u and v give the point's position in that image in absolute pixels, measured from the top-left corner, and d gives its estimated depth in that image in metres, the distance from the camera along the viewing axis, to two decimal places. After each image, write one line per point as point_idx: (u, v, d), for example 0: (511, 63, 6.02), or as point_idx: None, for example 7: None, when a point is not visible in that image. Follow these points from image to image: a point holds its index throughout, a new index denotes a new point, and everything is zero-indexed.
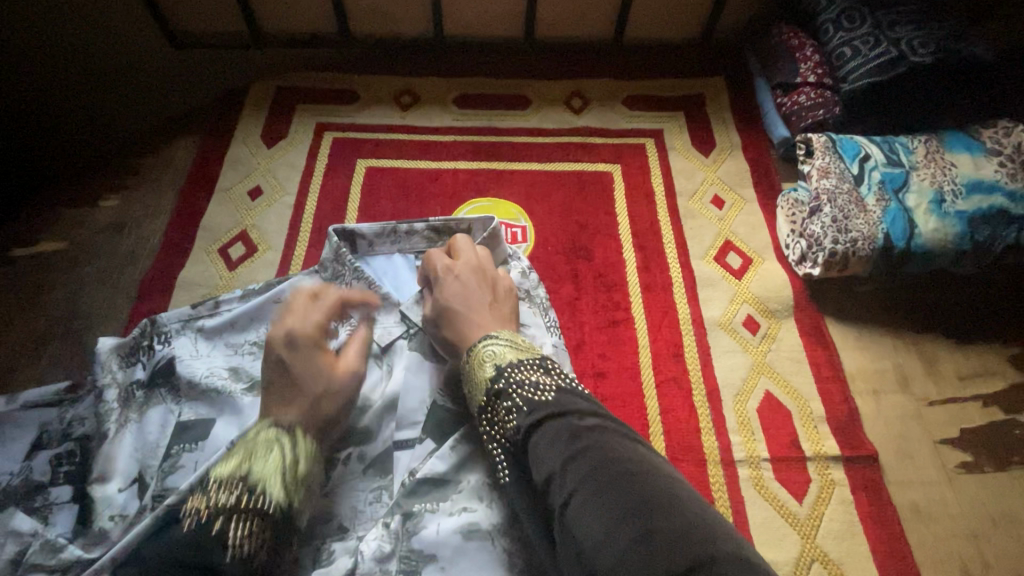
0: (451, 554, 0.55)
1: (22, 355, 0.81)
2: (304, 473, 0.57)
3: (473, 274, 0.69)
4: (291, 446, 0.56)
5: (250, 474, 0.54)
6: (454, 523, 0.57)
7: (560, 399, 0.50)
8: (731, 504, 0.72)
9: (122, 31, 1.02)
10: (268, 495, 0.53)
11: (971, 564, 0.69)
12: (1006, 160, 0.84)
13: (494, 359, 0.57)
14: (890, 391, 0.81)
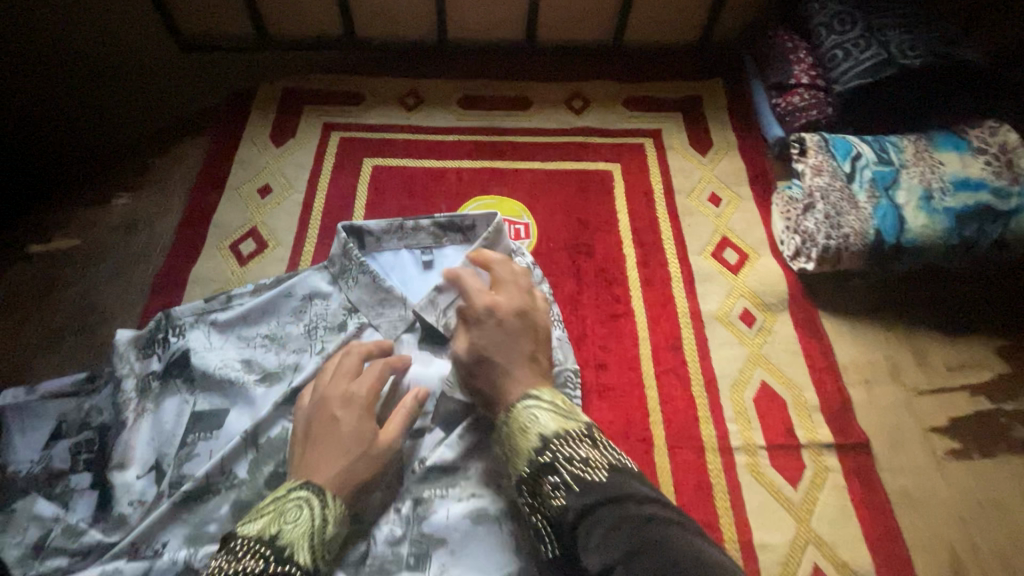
0: (458, 532, 0.67)
1: (38, 347, 0.83)
2: (331, 536, 0.58)
3: (517, 321, 0.67)
4: (322, 508, 0.59)
5: (279, 538, 0.55)
6: (461, 506, 0.68)
7: (612, 480, 0.48)
8: (729, 489, 0.74)
9: (127, 34, 1.05)
10: (295, 561, 0.54)
11: (960, 546, 0.72)
12: (994, 158, 0.86)
13: (537, 427, 0.54)
14: (881, 381, 0.83)
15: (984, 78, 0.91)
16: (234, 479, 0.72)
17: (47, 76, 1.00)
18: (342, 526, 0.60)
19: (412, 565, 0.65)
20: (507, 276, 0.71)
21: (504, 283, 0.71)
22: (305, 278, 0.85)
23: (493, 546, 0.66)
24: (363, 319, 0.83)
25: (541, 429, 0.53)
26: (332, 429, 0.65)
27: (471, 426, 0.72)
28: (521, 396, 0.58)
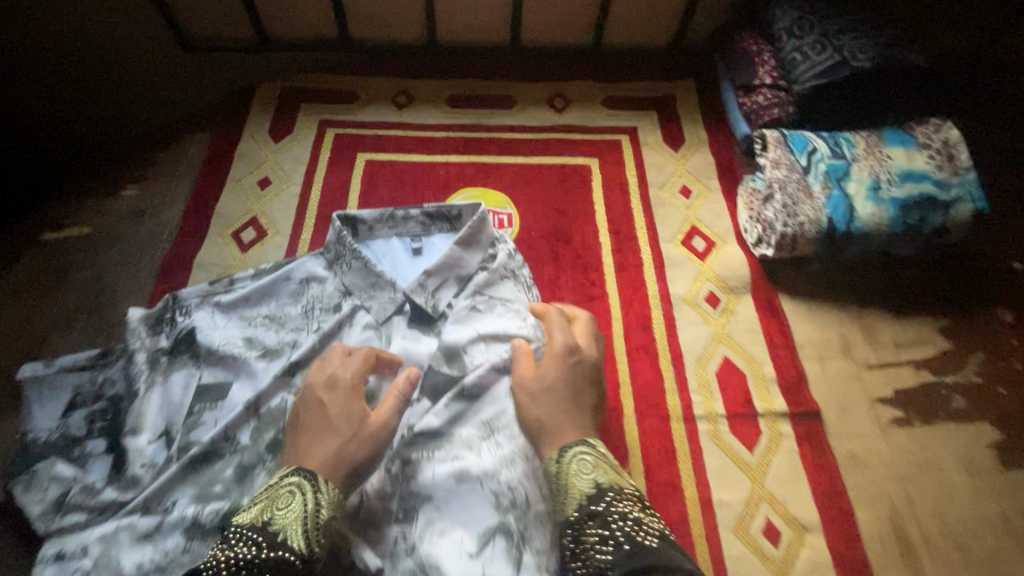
0: (442, 490, 0.73)
1: (54, 327, 0.89)
2: (325, 520, 0.62)
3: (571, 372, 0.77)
4: (314, 493, 0.63)
5: (270, 524, 0.60)
6: (444, 467, 0.74)
7: (659, 547, 0.57)
8: (691, 453, 0.81)
9: (125, 37, 1.08)
10: (287, 546, 0.59)
11: (900, 503, 0.79)
12: (936, 153, 0.94)
13: (592, 475, 0.66)
14: (834, 357, 0.91)
15: (929, 79, 0.99)
16: (237, 444, 0.78)
17: (40, 74, 1.01)
18: (337, 511, 0.64)
19: (401, 519, 0.72)
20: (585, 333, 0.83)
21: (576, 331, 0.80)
22: (303, 263, 0.92)
23: (472, 503, 0.72)
24: (357, 300, 0.89)
25: (596, 478, 0.65)
26: (326, 414, 0.70)
27: (455, 396, 0.79)
28: (576, 442, 0.70)
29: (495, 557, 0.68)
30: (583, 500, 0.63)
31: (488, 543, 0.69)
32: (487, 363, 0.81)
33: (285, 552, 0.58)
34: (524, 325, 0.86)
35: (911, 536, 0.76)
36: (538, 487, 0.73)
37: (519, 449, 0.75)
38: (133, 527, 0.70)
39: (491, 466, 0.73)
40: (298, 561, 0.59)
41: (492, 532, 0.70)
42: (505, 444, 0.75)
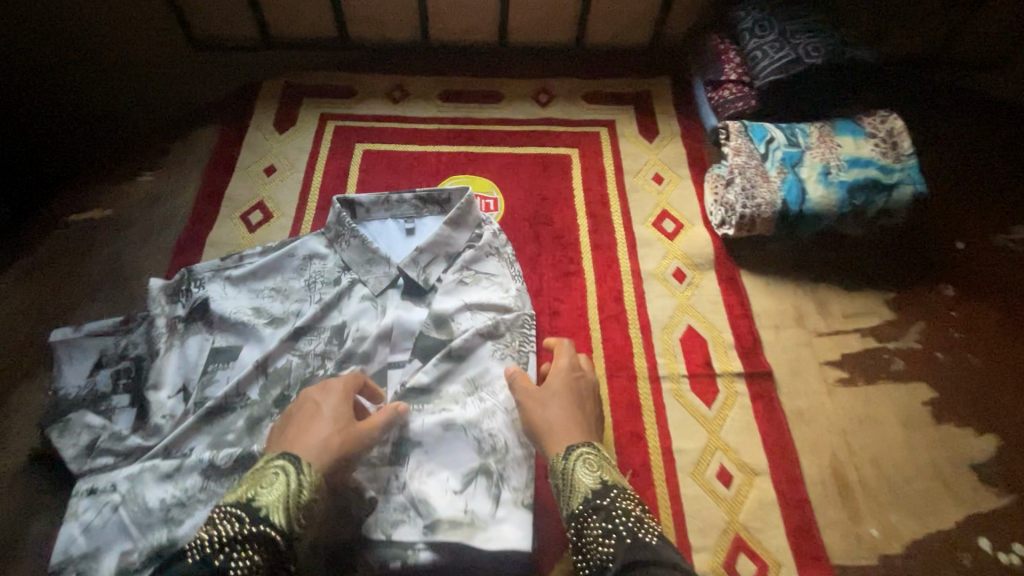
0: (430, 437, 0.81)
1: (80, 298, 0.99)
2: (306, 501, 0.64)
3: (572, 393, 0.76)
4: (297, 475, 0.65)
5: (254, 501, 0.62)
6: (432, 417, 0.82)
7: (657, 545, 0.58)
8: (655, 409, 0.90)
9: (145, 45, 1.20)
10: (268, 522, 0.61)
11: (841, 452, 0.88)
12: (881, 141, 1.04)
13: (599, 472, 0.67)
14: (788, 325, 1.00)
15: (875, 77, 1.10)
16: (247, 399, 0.87)
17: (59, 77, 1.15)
18: (318, 493, 0.66)
19: (393, 462, 0.80)
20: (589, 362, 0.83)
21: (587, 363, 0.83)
22: (306, 242, 1.01)
23: (457, 448, 0.81)
24: (355, 275, 0.98)
25: (603, 476, 0.67)
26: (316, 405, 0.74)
27: (443, 356, 0.88)
28: (584, 443, 0.71)
29: (477, 493, 0.78)
30: (588, 496, 0.65)
31: (470, 482, 0.79)
32: (472, 329, 0.91)
33: (267, 529, 0.60)
34: (506, 296, 0.96)
35: (849, 480, 0.85)
36: (515, 436, 0.82)
37: (499, 403, 0.85)
38: (155, 468, 0.77)
39: (474, 417, 0.83)
40: (280, 539, 0.61)
41: (474, 473, 0.79)
42: (487, 399, 0.85)
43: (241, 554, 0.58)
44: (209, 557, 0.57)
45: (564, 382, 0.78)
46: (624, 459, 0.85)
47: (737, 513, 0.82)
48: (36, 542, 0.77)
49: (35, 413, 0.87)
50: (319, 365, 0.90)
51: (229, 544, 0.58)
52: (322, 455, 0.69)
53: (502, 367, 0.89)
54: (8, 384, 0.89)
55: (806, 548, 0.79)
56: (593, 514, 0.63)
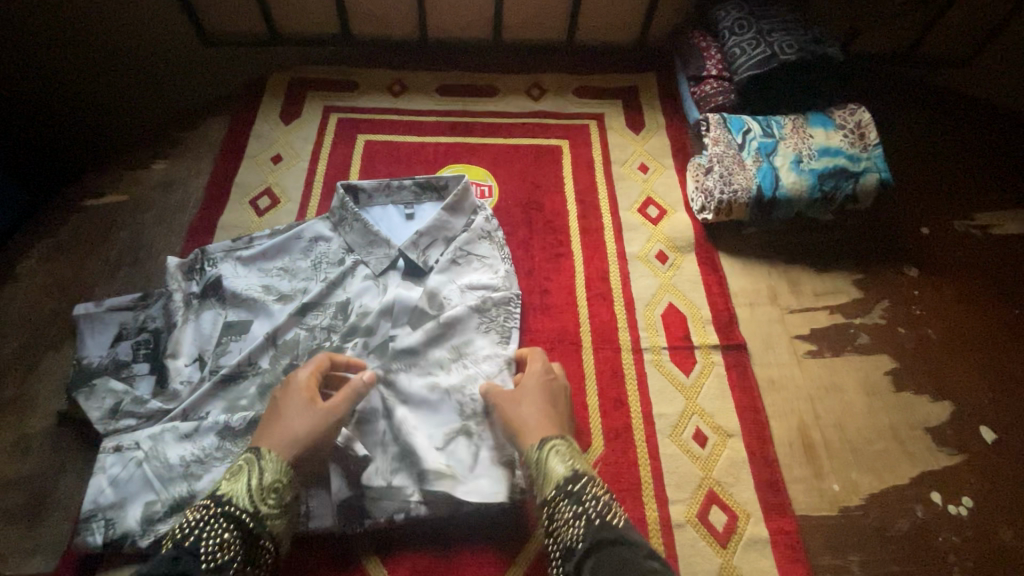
0: (416, 398, 0.88)
1: (101, 276, 1.05)
2: (270, 485, 0.71)
3: (542, 395, 0.83)
4: (259, 462, 0.72)
5: (220, 490, 0.69)
6: (419, 380, 0.90)
7: (624, 527, 0.66)
8: (637, 378, 0.98)
9: (156, 45, 1.26)
10: (232, 504, 0.68)
11: (807, 417, 0.95)
12: (850, 132, 1.12)
13: (569, 460, 0.74)
14: (762, 303, 1.07)
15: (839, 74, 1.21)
16: (258, 368, 0.93)
17: (81, 76, 1.24)
18: (283, 476, 0.72)
19: (385, 415, 0.87)
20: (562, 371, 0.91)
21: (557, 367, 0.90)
22: (312, 225, 1.07)
23: (442, 409, 0.88)
24: (358, 256, 1.04)
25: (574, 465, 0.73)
26: (290, 398, 0.78)
27: (433, 326, 0.93)
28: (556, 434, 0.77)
29: (457, 450, 0.85)
30: (561, 482, 0.71)
31: (452, 440, 0.86)
32: (462, 304, 0.97)
33: (234, 511, 0.68)
34: (495, 276, 1.03)
35: (815, 442, 0.93)
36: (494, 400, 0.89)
37: (482, 371, 0.91)
38: (176, 429, 0.84)
39: (458, 383, 0.90)
40: (249, 519, 0.68)
41: (455, 432, 0.87)
42: (470, 366, 0.92)
43: (211, 533, 0.65)
44: (182, 540, 0.64)
45: (538, 383, 0.84)
46: (608, 422, 0.93)
47: (711, 470, 0.89)
48: (67, 495, 0.84)
49: (62, 380, 0.94)
50: (326, 337, 0.97)
51: (197, 526, 0.65)
52: (291, 448, 0.74)
53: (486, 339, 0.95)
54: (36, 353, 0.96)
55: (774, 501, 0.87)
56: (565, 498, 0.69)
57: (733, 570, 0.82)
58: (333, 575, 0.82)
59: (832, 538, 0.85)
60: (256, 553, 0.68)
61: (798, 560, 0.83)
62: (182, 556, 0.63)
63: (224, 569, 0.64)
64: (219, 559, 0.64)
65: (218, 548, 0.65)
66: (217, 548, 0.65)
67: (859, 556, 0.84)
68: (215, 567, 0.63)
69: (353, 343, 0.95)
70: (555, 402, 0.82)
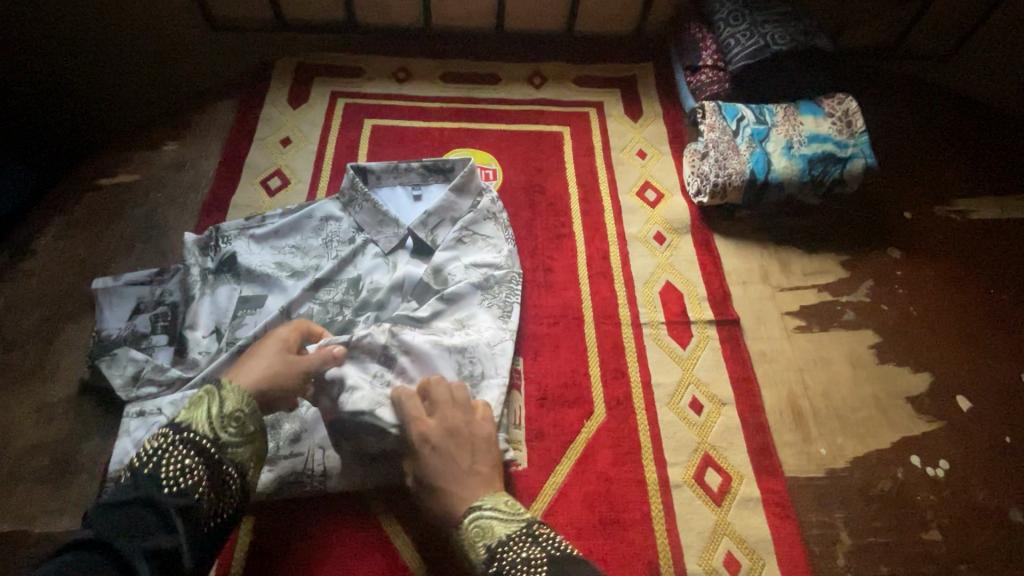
0: (418, 349, 0.89)
1: (118, 253, 1.08)
2: (231, 414, 0.72)
3: (449, 441, 0.78)
4: (219, 393, 0.73)
5: (177, 418, 0.71)
6: (422, 335, 0.90)
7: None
8: (637, 351, 1.03)
9: (173, 35, 1.30)
10: (191, 430, 0.70)
11: (796, 387, 1.01)
12: (837, 120, 1.18)
13: (485, 538, 0.70)
14: (754, 281, 1.12)
15: (830, 67, 1.26)
16: None
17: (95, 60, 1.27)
18: (244, 405, 0.74)
19: (383, 362, 0.87)
20: (463, 395, 0.82)
21: (454, 403, 0.81)
22: (323, 205, 1.10)
23: (443, 369, 0.90)
24: (367, 235, 1.08)
25: (488, 542, 0.70)
26: (268, 345, 0.81)
27: (437, 299, 0.97)
28: (469, 509, 0.73)
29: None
30: (483, 566, 0.69)
31: None
32: (465, 280, 1.00)
33: (193, 437, 0.69)
34: (498, 255, 1.06)
35: (803, 410, 0.98)
36: (497, 370, 0.92)
37: (484, 339, 0.94)
38: (197, 396, 0.87)
39: (462, 346, 0.91)
40: (210, 444, 0.70)
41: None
42: (473, 334, 0.94)
43: (173, 459, 0.67)
44: (140, 467, 0.66)
45: (443, 436, 0.78)
46: (610, 391, 0.98)
47: (706, 435, 0.95)
48: (91, 459, 0.88)
49: (82, 351, 0.96)
50: (338, 312, 1.00)
51: (156, 454, 0.67)
52: (263, 387, 0.77)
53: (490, 315, 0.99)
54: (56, 325, 0.99)
55: (765, 464, 0.93)
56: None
57: (728, 527, 0.87)
58: (348, 532, 0.85)
59: (819, 497, 0.91)
60: (223, 479, 0.69)
61: (788, 518, 0.88)
62: (142, 482, 0.65)
63: (191, 493, 0.66)
64: (183, 482, 0.66)
65: (183, 474, 0.66)
66: (180, 473, 0.66)
67: (843, 513, 0.90)
68: (179, 489, 0.65)
69: (364, 316, 0.99)
70: (473, 444, 0.78)
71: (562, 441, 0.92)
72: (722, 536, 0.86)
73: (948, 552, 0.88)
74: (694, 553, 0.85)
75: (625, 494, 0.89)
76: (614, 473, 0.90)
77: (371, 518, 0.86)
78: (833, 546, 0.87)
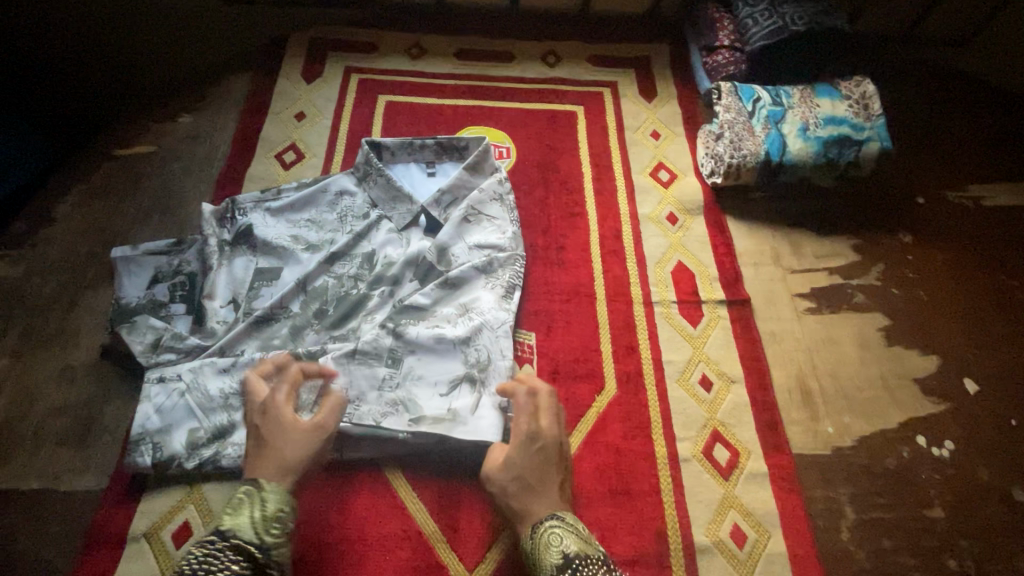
0: (423, 346, 0.91)
1: (136, 223, 1.09)
2: (273, 514, 0.70)
3: (553, 451, 0.78)
4: (259, 493, 0.70)
5: (220, 526, 0.67)
6: (426, 330, 0.92)
7: None
8: (648, 329, 1.04)
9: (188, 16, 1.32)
10: (236, 536, 0.67)
11: (805, 367, 1.02)
12: (854, 103, 1.17)
13: (559, 547, 0.70)
14: (765, 263, 1.13)
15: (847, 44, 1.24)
16: (290, 311, 0.97)
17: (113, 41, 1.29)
18: (285, 503, 0.71)
19: (389, 364, 0.90)
20: (550, 403, 0.80)
21: (521, 409, 0.79)
22: (337, 179, 1.10)
23: (447, 360, 0.91)
24: (382, 211, 1.07)
25: (561, 551, 0.69)
26: (273, 419, 0.76)
27: (439, 283, 0.97)
28: (547, 515, 0.73)
29: (461, 396, 0.88)
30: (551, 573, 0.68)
31: (456, 386, 0.89)
32: (468, 263, 0.99)
33: (238, 543, 0.66)
34: (501, 236, 1.04)
35: (811, 389, 1.00)
36: (499, 347, 0.92)
37: (487, 322, 0.94)
38: (214, 363, 0.88)
39: (465, 335, 0.92)
40: (255, 550, 0.67)
41: (460, 379, 0.90)
42: (475, 318, 0.94)
43: (219, 566, 0.63)
44: None
45: (554, 442, 0.78)
46: (621, 366, 0.99)
47: (715, 412, 0.96)
48: (112, 423, 0.90)
49: (102, 317, 0.98)
50: (353, 286, 1.00)
51: (201, 562, 0.63)
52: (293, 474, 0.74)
53: (492, 295, 0.98)
54: (76, 292, 1.00)
55: (774, 440, 0.94)
56: None
57: (734, 500, 0.89)
58: (365, 497, 0.87)
59: (824, 473, 0.93)
60: None
61: (794, 493, 0.90)
62: None
63: None
64: None
65: None
66: None
67: (848, 490, 0.91)
68: None
69: (379, 291, 0.98)
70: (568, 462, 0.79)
71: (574, 414, 0.94)
72: (729, 509, 0.88)
73: (950, 529, 0.89)
74: (701, 524, 0.87)
75: (635, 468, 0.90)
76: (624, 446, 0.92)
77: (391, 493, 0.87)
78: (837, 520, 0.89)
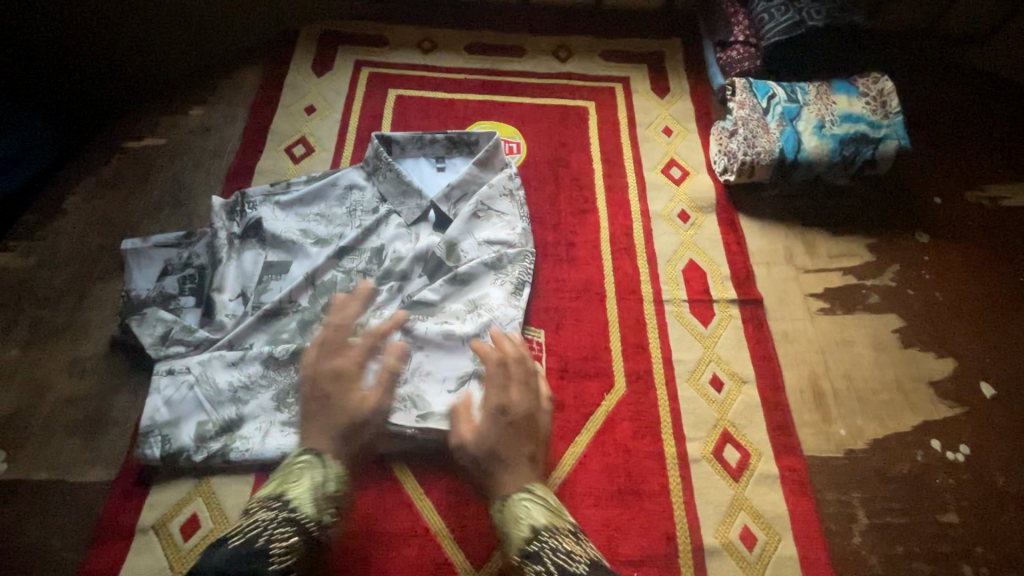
0: (431, 342, 0.91)
1: (146, 215, 1.09)
2: (331, 494, 0.74)
3: (523, 421, 0.79)
4: (323, 471, 0.75)
5: (284, 494, 0.71)
6: (434, 326, 0.91)
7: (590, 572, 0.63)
8: (658, 328, 1.02)
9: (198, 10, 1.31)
10: (297, 508, 0.70)
11: (817, 368, 1.00)
12: (871, 100, 1.15)
13: (528, 518, 0.71)
14: (778, 263, 1.11)
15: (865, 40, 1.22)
16: (298, 305, 0.96)
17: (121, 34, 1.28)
18: (342, 486, 0.75)
19: None
20: (520, 370, 0.81)
21: (489, 378, 0.81)
22: (347, 173, 1.09)
23: (456, 355, 0.91)
24: (390, 206, 1.07)
25: (529, 522, 0.70)
26: (343, 384, 0.81)
27: (448, 279, 0.96)
28: (517, 489, 0.74)
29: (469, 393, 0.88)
30: (521, 544, 0.69)
31: (464, 383, 0.88)
32: (477, 259, 0.99)
33: (298, 514, 0.69)
34: (511, 232, 1.03)
35: (823, 391, 0.98)
36: None
37: (495, 319, 0.93)
38: (223, 357, 0.88)
39: (473, 331, 0.92)
40: (311, 525, 0.69)
41: (468, 376, 0.89)
42: (484, 314, 0.93)
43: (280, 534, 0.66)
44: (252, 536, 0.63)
45: (523, 411, 0.79)
46: (630, 365, 0.98)
47: (726, 412, 0.95)
48: (122, 415, 0.90)
49: (111, 310, 0.98)
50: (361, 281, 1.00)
51: (267, 525, 0.65)
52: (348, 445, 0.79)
53: (502, 292, 0.97)
54: (86, 284, 1.00)
55: (785, 442, 0.93)
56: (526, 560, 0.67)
57: (744, 501, 0.88)
58: (374, 492, 0.87)
59: (836, 476, 0.91)
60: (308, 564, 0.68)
61: (805, 495, 0.89)
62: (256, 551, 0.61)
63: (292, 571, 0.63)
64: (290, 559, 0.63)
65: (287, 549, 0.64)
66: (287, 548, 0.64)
67: (860, 493, 0.90)
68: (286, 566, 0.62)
69: (387, 286, 0.98)
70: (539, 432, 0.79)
71: (582, 412, 0.93)
72: (739, 510, 0.87)
73: (965, 534, 0.88)
74: (710, 525, 0.86)
75: (644, 468, 0.89)
76: (633, 446, 0.91)
77: (400, 489, 0.87)
78: (848, 524, 0.88)
